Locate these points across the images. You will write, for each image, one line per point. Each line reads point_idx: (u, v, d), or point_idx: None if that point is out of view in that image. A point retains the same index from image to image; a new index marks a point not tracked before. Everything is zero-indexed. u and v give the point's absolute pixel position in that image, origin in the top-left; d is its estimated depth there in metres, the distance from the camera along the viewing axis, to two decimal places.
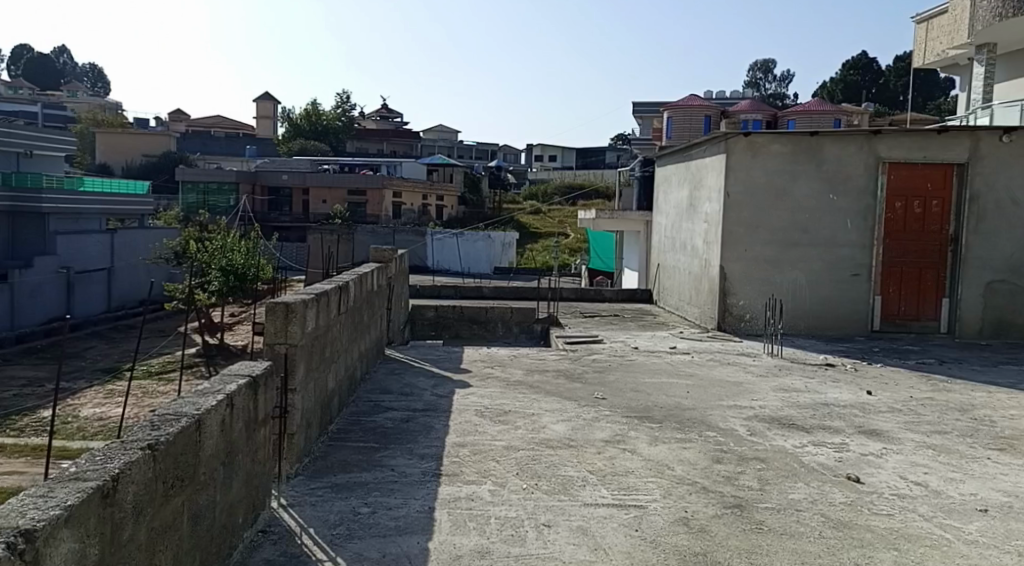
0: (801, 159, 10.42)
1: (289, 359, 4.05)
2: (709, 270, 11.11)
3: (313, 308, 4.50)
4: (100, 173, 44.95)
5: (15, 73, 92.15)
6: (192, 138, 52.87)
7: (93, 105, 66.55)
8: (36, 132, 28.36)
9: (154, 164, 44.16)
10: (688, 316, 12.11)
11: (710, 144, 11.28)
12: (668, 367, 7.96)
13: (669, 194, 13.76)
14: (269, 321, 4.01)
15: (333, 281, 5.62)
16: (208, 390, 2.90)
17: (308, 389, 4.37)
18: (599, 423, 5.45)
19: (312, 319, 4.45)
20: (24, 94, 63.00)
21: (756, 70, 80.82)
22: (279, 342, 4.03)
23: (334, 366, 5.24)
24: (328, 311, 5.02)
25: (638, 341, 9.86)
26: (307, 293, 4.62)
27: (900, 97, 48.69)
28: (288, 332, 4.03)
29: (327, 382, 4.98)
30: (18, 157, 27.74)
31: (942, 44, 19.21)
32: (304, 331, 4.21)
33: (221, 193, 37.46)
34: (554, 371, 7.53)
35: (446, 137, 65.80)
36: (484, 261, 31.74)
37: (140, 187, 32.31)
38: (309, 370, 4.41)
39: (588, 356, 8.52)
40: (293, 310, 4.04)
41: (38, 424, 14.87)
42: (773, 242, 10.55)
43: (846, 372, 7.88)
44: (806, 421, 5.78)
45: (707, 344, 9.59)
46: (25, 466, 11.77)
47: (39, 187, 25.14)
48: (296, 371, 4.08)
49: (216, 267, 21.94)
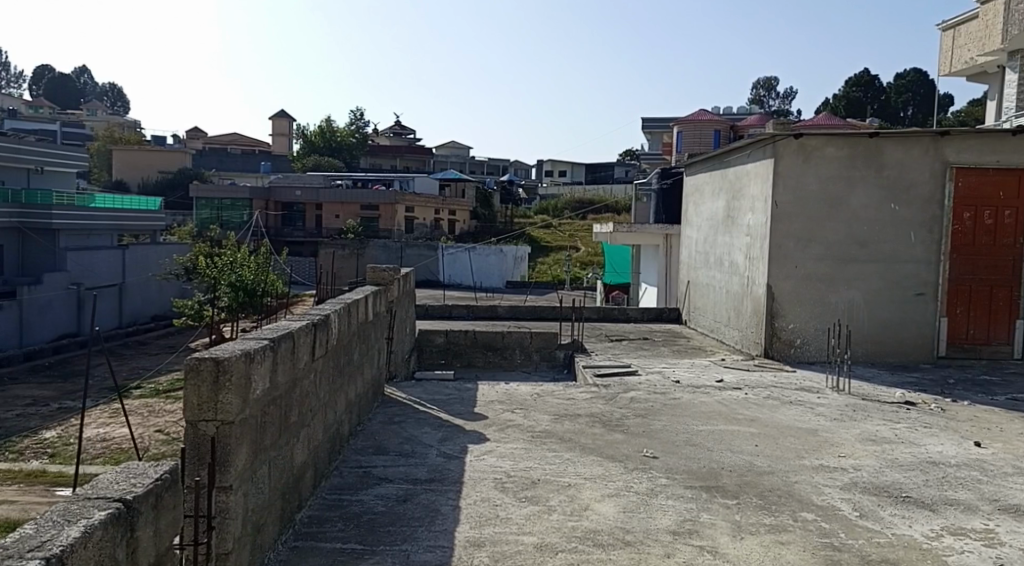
0: (859, 163, 9.13)
1: (220, 447, 2.84)
2: (754, 290, 9.77)
3: (265, 365, 3.27)
4: (114, 188, 44.04)
5: (34, 89, 93.07)
6: (207, 155, 52.17)
7: (112, 123, 66.27)
8: (48, 148, 27.29)
9: (168, 180, 43.35)
10: (726, 339, 10.80)
11: (752, 148, 10.00)
12: (723, 410, 6.64)
13: (701, 205, 12.48)
14: (191, 388, 2.80)
15: (304, 316, 4.35)
16: (18, 549, 1.63)
17: (256, 479, 3.15)
18: (658, 502, 4.23)
19: (264, 381, 3.25)
20: (43, 115, 62.41)
21: (758, 88, 79.03)
22: (207, 420, 2.81)
23: (304, 429, 4.01)
24: (294, 364, 3.81)
25: (678, 372, 8.53)
26: (259, 340, 3.42)
27: (900, 113, 47.34)
28: (218, 406, 2.82)
29: (291, 459, 3.74)
30: (29, 173, 26.66)
31: (970, 52, 17.35)
32: (248, 402, 3.02)
33: (235, 209, 36.50)
34: (587, 417, 6.23)
35: (458, 152, 65.13)
36: (495, 276, 30.51)
37: (151, 204, 30.62)
38: (257, 451, 3.18)
39: (623, 395, 7.21)
40: (225, 370, 2.82)
41: (38, 445, 13.76)
42: (826, 257, 9.25)
43: (933, 415, 6.53)
44: (921, 492, 4.53)
45: (756, 376, 8.27)
46: (12, 495, 10.52)
47: (49, 203, 23.77)
48: (231, 460, 2.87)
49: (226, 282, 21.41)
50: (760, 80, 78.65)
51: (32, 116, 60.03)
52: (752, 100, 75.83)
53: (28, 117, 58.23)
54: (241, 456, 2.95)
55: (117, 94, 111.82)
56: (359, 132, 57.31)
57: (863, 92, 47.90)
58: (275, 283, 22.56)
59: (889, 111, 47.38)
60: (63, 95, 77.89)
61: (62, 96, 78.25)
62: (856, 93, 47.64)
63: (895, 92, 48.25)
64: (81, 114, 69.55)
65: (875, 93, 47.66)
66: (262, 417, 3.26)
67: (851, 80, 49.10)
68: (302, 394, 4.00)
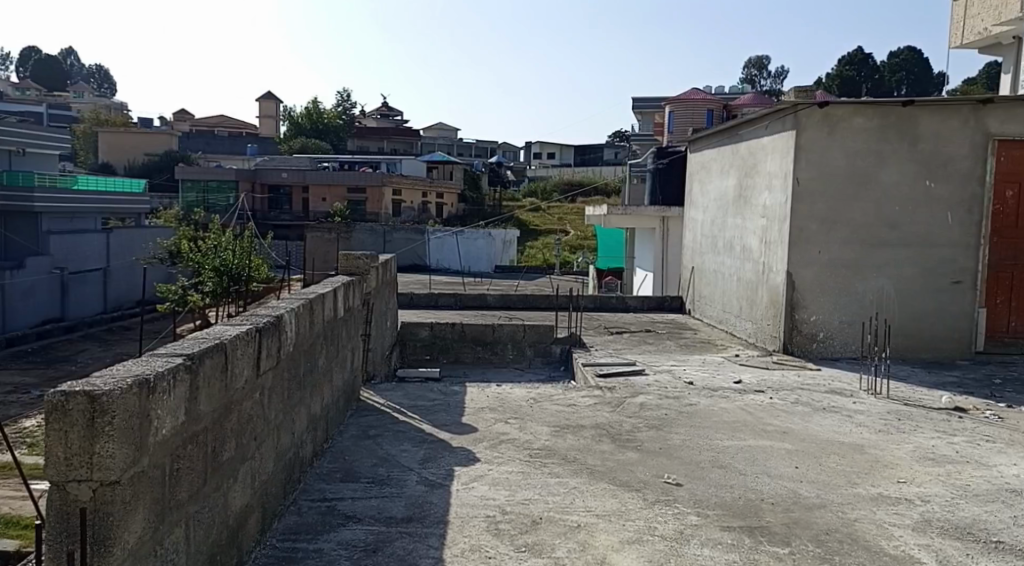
0: (892, 136, 8.22)
1: (93, 515, 2.03)
2: (770, 278, 8.90)
3: (177, 396, 2.43)
4: (100, 172, 42.68)
5: (20, 70, 90.97)
6: (194, 136, 50.59)
7: (98, 104, 64.36)
8: (30, 128, 25.85)
9: (156, 164, 41.73)
10: (736, 331, 9.94)
11: (768, 120, 9.08)
12: (747, 420, 5.77)
13: (708, 184, 11.55)
14: (55, 435, 2.00)
15: (248, 318, 3.41)
16: None
17: (155, 553, 2.29)
18: (695, 554, 3.37)
19: (170, 417, 2.38)
20: (30, 96, 60.70)
21: (749, 69, 77.18)
22: (79, 481, 2.01)
23: (245, 463, 3.14)
24: (227, 384, 2.89)
25: (689, 371, 7.63)
26: (175, 361, 2.50)
27: (895, 92, 46.12)
28: (95, 462, 2.02)
29: (217, 509, 2.83)
30: (10, 155, 25.25)
31: (985, 22, 14.63)
32: (138, 449, 2.15)
33: (221, 192, 35.08)
34: (592, 429, 5.32)
35: (446, 134, 63.69)
36: (484, 261, 30.09)
37: (136, 185, 29.02)
38: (163, 511, 2.37)
39: (631, 400, 6.29)
40: (104, 410, 2.01)
41: (19, 434, 12.76)
42: (852, 242, 8.37)
43: (989, 423, 5.68)
44: (1012, 531, 3.68)
45: (778, 376, 7.39)
46: None
47: (31, 186, 22.49)
48: (116, 537, 2.07)
49: (210, 266, 20.64)
50: (750, 60, 77.30)
51: (15, 97, 58.16)
52: (743, 79, 74.30)
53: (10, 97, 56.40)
54: (128, 528, 2.12)
55: (103, 77, 109.55)
56: (346, 114, 55.85)
57: (857, 72, 46.44)
58: (262, 267, 21.60)
59: (883, 91, 46.09)
60: (49, 77, 75.83)
61: (45, 75, 75.74)
62: (849, 71, 46.42)
63: (889, 71, 47.03)
64: (66, 94, 67.62)
65: (868, 72, 46.46)
66: (171, 465, 2.42)
67: (844, 60, 47.86)
68: (242, 421, 3.11)
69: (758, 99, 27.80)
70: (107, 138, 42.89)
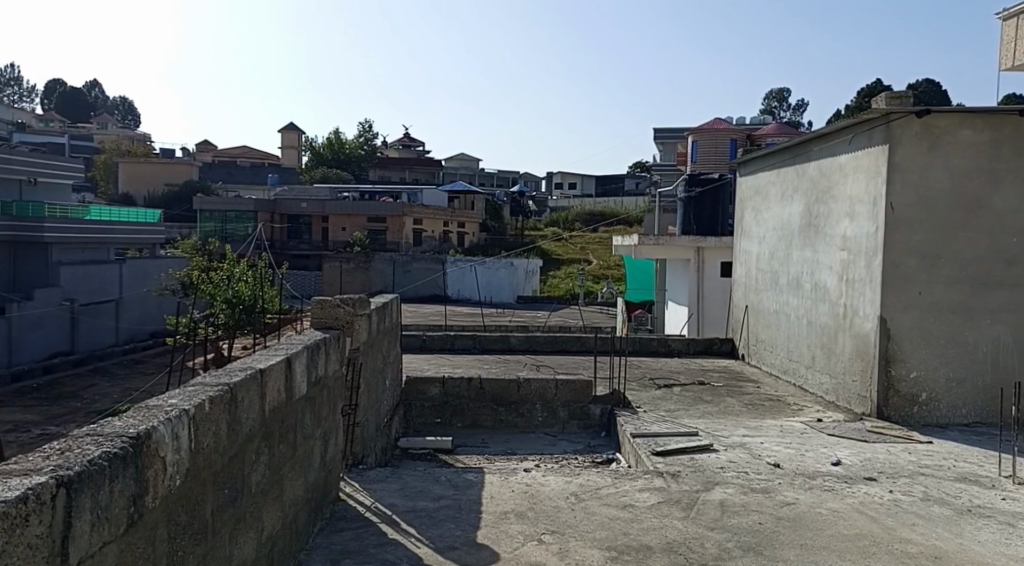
0: (1005, 153, 6.67)
1: None
2: (856, 324, 7.27)
3: None
4: (122, 203, 41.93)
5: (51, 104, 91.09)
6: (217, 167, 49.90)
7: (123, 135, 63.83)
8: (45, 158, 24.94)
9: (176, 194, 40.93)
10: (808, 386, 8.35)
11: (849, 134, 7.52)
12: (875, 534, 4.16)
13: (765, 213, 10.00)
14: None
15: (72, 453, 1.83)
16: None
17: None
18: None
19: None
20: (56, 129, 60.65)
21: (767, 100, 75.95)
22: None
23: None
24: None
25: (767, 445, 6.00)
26: None
27: None
28: None
29: None
30: (20, 186, 24.21)
31: None
32: None
33: (240, 222, 34.00)
34: (663, 558, 3.72)
35: (468, 165, 62.79)
36: (506, 290, 28.39)
37: (151, 216, 27.61)
38: None
39: (707, 497, 4.70)
40: None
41: None
42: (961, 282, 6.77)
43: None
44: None
45: (884, 455, 5.77)
46: None
47: (42, 216, 21.61)
48: None
49: (221, 298, 19.41)
50: (768, 93, 75.90)
51: (46, 130, 57.77)
52: (764, 110, 72.80)
53: (38, 130, 55.97)
54: None
55: (131, 112, 109.43)
56: (367, 145, 55.10)
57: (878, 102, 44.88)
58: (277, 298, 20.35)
59: None
60: (77, 107, 75.52)
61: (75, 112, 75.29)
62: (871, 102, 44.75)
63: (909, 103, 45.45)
64: (93, 126, 67.11)
65: None
66: None
67: (863, 91, 46.32)
68: None
69: (781, 130, 26.04)
70: (128, 167, 42.30)
